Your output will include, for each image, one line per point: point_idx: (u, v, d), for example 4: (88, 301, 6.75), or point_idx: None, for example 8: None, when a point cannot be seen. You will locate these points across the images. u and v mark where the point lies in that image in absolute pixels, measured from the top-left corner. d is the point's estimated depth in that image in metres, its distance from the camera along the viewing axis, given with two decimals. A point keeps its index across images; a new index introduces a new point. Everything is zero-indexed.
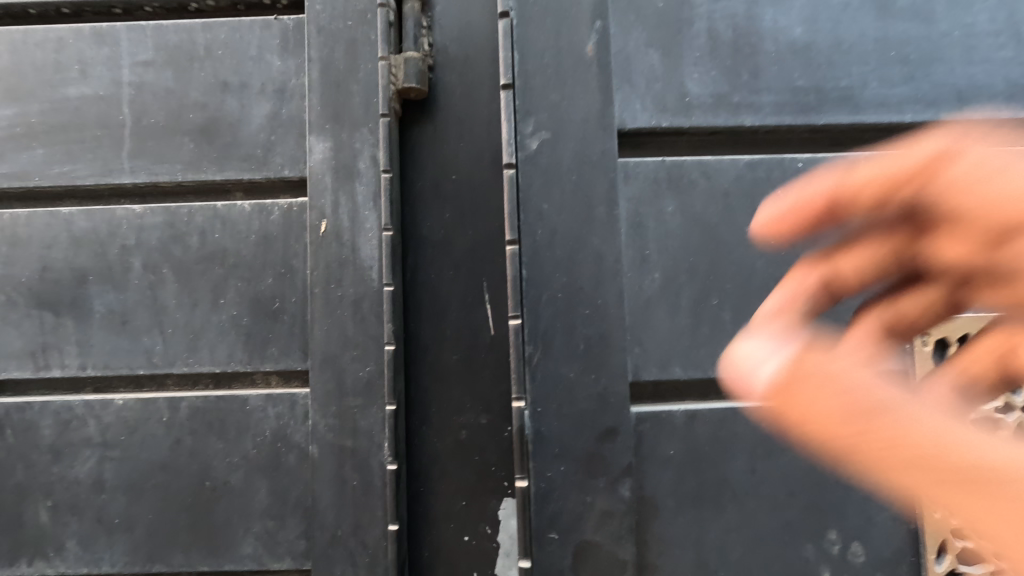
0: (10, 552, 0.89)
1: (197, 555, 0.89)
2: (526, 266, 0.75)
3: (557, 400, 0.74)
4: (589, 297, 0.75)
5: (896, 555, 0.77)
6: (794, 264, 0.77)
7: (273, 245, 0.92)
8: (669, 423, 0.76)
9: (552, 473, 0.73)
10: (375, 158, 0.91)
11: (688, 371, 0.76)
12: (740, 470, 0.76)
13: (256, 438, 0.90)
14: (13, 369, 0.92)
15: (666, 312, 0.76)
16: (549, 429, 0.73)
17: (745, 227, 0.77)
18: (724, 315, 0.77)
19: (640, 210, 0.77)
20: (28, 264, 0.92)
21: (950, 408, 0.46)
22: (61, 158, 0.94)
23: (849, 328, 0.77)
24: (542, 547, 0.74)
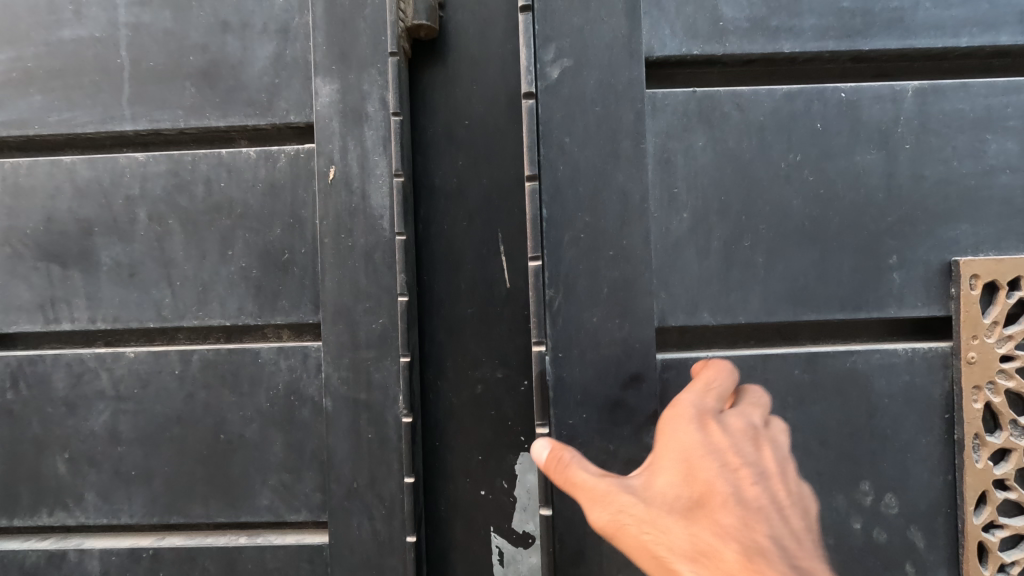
0: (31, 502, 0.90)
1: (215, 507, 0.89)
2: (547, 204, 0.73)
3: (579, 346, 0.73)
4: (613, 238, 0.73)
5: (933, 507, 0.77)
6: (834, 203, 0.75)
7: (281, 194, 0.89)
8: (695, 371, 0.76)
9: (575, 421, 0.73)
10: (385, 99, 0.86)
11: (717, 317, 0.76)
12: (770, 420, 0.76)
13: (270, 392, 0.89)
14: (24, 321, 0.91)
15: (695, 254, 0.75)
16: (571, 376, 0.73)
17: (783, 163, 0.75)
18: (757, 258, 0.75)
19: (668, 145, 0.74)
20: (32, 215, 0.90)
21: (690, 454, 0.63)
22: (60, 105, 0.90)
23: (891, 272, 0.75)
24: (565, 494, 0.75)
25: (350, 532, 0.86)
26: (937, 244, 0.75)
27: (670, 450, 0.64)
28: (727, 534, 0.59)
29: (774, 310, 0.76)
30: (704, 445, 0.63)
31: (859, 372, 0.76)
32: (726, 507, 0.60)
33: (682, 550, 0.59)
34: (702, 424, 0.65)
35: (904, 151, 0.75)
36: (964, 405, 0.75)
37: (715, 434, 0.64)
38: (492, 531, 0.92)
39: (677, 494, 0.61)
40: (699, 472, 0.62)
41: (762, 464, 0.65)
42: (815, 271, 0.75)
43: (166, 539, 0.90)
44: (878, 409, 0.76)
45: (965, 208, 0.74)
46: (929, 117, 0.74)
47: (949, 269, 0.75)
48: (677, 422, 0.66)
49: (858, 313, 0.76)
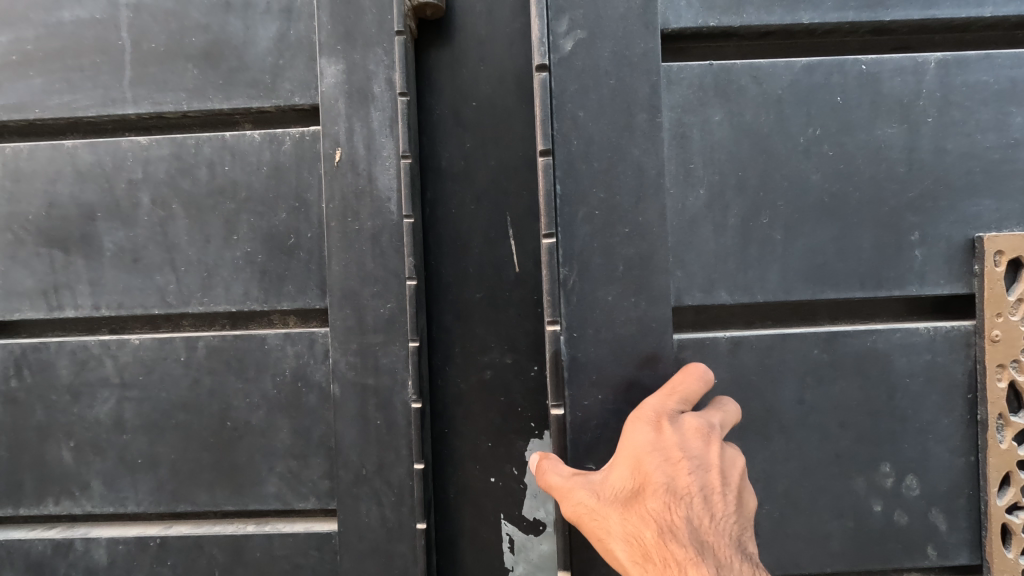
0: (36, 490, 0.89)
1: (223, 495, 0.88)
2: (562, 179, 0.73)
3: (594, 325, 0.74)
4: (630, 214, 0.74)
5: (953, 488, 0.77)
6: (855, 178, 0.75)
7: (286, 177, 0.87)
8: (712, 351, 0.77)
9: (589, 402, 0.74)
10: (391, 79, 0.84)
11: (734, 296, 0.76)
12: (789, 400, 0.77)
13: (276, 378, 0.88)
14: (27, 308, 0.89)
15: (712, 232, 0.76)
16: (586, 355, 0.74)
17: (801, 138, 0.76)
18: (776, 235, 0.76)
19: (684, 119, 0.75)
20: (34, 200, 0.89)
21: (639, 454, 0.64)
22: (61, 87, 0.89)
23: (913, 249, 0.76)
24: None
25: (359, 519, 0.85)
26: (960, 220, 0.75)
27: (623, 450, 0.66)
28: (653, 522, 0.62)
29: (793, 288, 0.76)
30: (653, 444, 0.65)
31: (880, 352, 0.77)
32: (659, 499, 0.62)
33: (618, 536, 0.63)
34: (656, 423, 0.66)
35: (925, 125, 0.75)
36: (987, 383, 0.75)
37: (666, 433, 0.65)
38: (502, 518, 0.91)
39: (621, 485, 0.64)
40: (645, 472, 0.63)
41: (706, 460, 0.64)
42: (834, 247, 0.76)
43: (173, 527, 0.89)
44: (897, 389, 0.77)
45: (988, 183, 0.75)
46: (952, 90, 0.75)
47: (973, 246, 0.75)
48: (634, 422, 0.67)
49: (878, 290, 0.76)
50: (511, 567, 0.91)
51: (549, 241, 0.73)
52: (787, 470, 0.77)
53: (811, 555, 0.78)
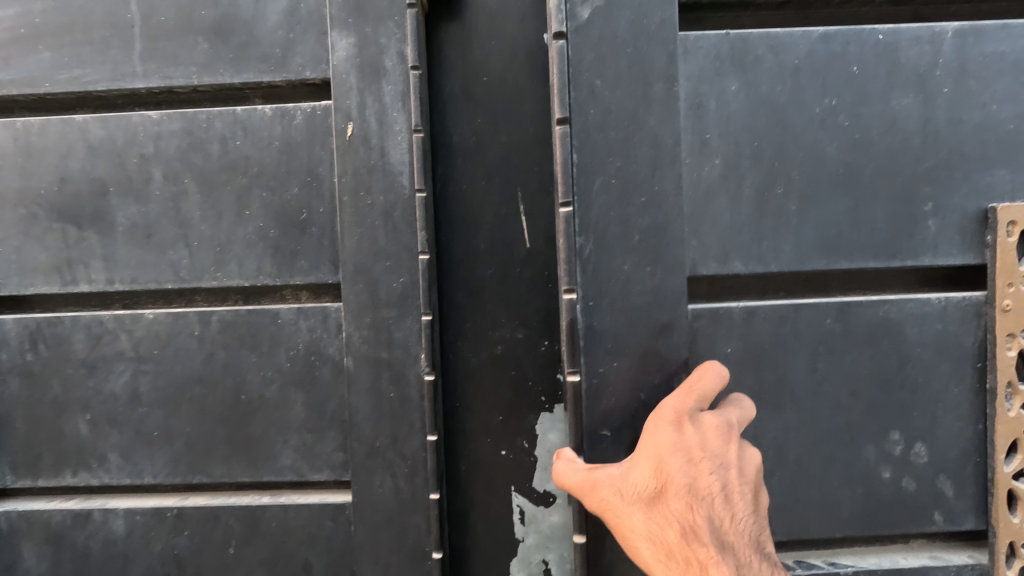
0: (54, 463, 0.90)
1: (238, 467, 0.89)
2: (578, 149, 0.74)
3: (610, 294, 0.75)
4: (645, 184, 0.75)
5: (959, 454, 0.80)
6: (870, 149, 0.77)
7: (298, 152, 0.87)
8: (727, 320, 0.79)
9: (604, 369, 0.75)
10: (403, 53, 0.84)
11: (748, 266, 0.78)
12: (800, 370, 0.79)
13: (290, 352, 0.88)
14: (41, 283, 0.90)
15: (727, 203, 0.77)
16: (601, 323, 0.75)
17: (817, 109, 0.77)
18: (790, 206, 0.78)
19: (701, 90, 0.77)
20: (46, 175, 0.89)
21: (658, 452, 0.66)
22: (70, 62, 0.88)
23: (925, 220, 0.78)
24: (594, 443, 0.76)
25: (373, 490, 0.86)
26: (973, 191, 0.77)
27: (645, 450, 0.68)
28: (676, 521, 0.64)
29: (806, 259, 0.78)
30: (675, 445, 0.66)
31: (891, 322, 0.79)
32: (681, 499, 0.64)
33: (642, 534, 0.65)
34: (677, 424, 0.67)
35: (941, 95, 0.76)
36: (997, 352, 0.77)
37: (687, 434, 0.67)
38: (513, 491, 0.92)
39: (645, 486, 0.66)
40: (667, 472, 0.65)
41: (726, 461, 0.66)
42: (848, 219, 0.78)
43: (190, 499, 0.90)
44: (909, 358, 0.79)
45: (1002, 154, 0.76)
46: (968, 61, 0.76)
47: (986, 216, 0.77)
48: (656, 424, 0.69)
49: (891, 262, 0.78)
50: (522, 538, 0.93)
51: (565, 211, 0.75)
52: (798, 437, 0.80)
53: (821, 522, 0.80)
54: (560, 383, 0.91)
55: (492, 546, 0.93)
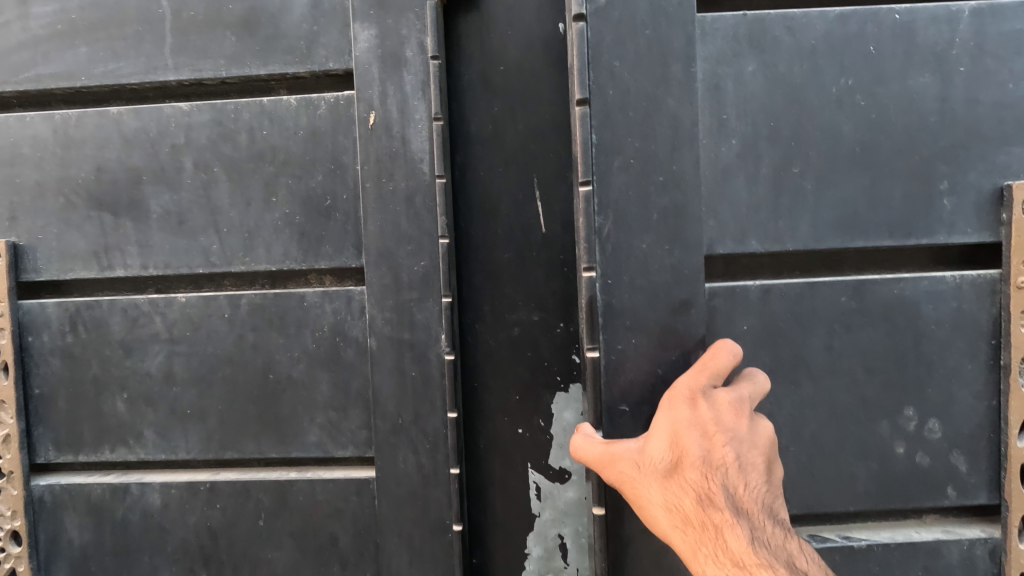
0: (94, 439, 0.95)
1: (268, 444, 0.93)
2: (597, 129, 0.77)
3: (629, 272, 0.78)
4: (664, 163, 0.78)
5: (973, 430, 0.82)
6: (885, 126, 0.79)
7: (322, 141, 0.91)
8: (743, 297, 0.81)
9: (623, 346, 0.78)
10: (423, 45, 0.87)
11: (765, 244, 0.81)
12: (815, 346, 0.82)
13: (316, 333, 0.92)
14: (79, 268, 0.94)
15: (744, 182, 0.80)
16: (619, 301, 0.78)
17: (834, 89, 0.79)
18: (807, 184, 0.80)
19: (718, 71, 0.79)
20: (84, 165, 0.93)
21: (673, 425, 0.69)
22: (105, 56, 0.92)
23: (941, 198, 0.80)
24: (614, 418, 0.78)
25: (397, 465, 0.90)
26: (989, 169, 0.79)
27: (661, 424, 0.70)
28: (692, 490, 0.67)
29: (823, 237, 0.81)
30: (690, 419, 0.69)
31: (905, 299, 0.81)
32: (696, 470, 0.67)
33: (659, 503, 0.68)
34: (691, 399, 0.70)
35: (958, 75, 0.78)
36: (1012, 329, 0.79)
37: (701, 409, 0.69)
38: (530, 468, 0.96)
39: (659, 457, 0.69)
40: (682, 444, 0.68)
41: (740, 433, 0.68)
42: (864, 197, 0.80)
43: (221, 474, 0.95)
44: (923, 335, 0.81)
45: (1020, 132, 0.78)
46: (985, 40, 0.78)
47: (1001, 195, 0.79)
48: (671, 400, 0.71)
49: (906, 239, 0.80)
50: (538, 513, 0.96)
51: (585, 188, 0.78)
52: (813, 412, 0.82)
53: (835, 494, 0.83)
54: (575, 363, 0.94)
55: (510, 521, 0.96)
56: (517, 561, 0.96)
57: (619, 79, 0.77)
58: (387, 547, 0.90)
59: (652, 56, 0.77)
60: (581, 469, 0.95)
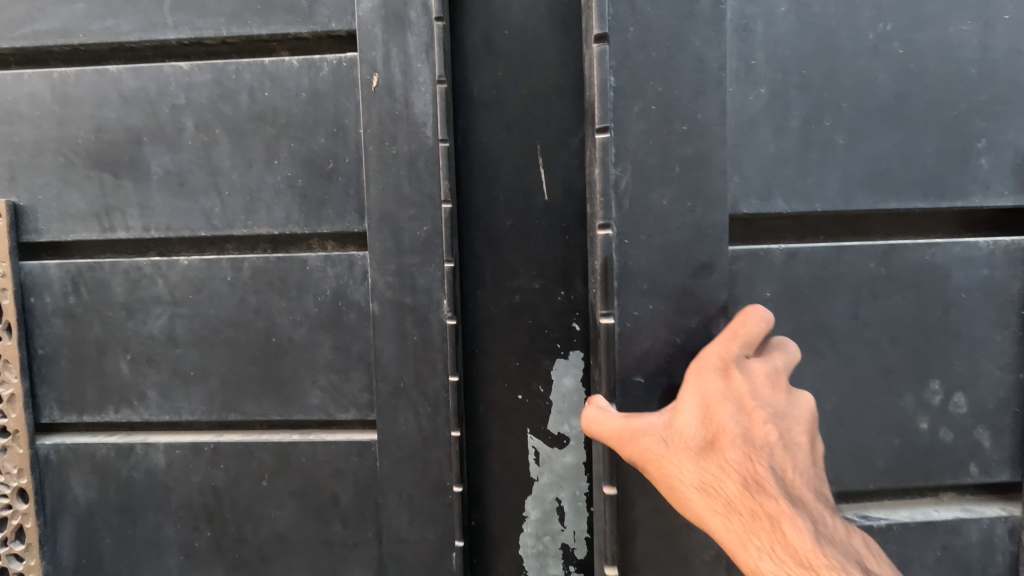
0: (98, 399, 0.96)
1: (270, 406, 0.94)
2: (614, 69, 0.77)
3: (646, 231, 0.79)
4: (687, 111, 0.78)
5: (998, 404, 0.84)
6: (922, 78, 0.81)
7: (325, 102, 0.90)
8: (766, 262, 0.83)
9: (638, 311, 0.79)
10: (427, 5, 0.86)
11: (791, 203, 0.83)
12: (840, 314, 0.83)
13: (317, 298, 0.92)
14: (80, 229, 0.94)
15: (773, 133, 0.82)
16: (636, 262, 0.79)
17: (870, 36, 0.81)
18: (838, 136, 0.82)
19: (748, 12, 0.80)
20: (83, 124, 0.92)
21: (705, 399, 0.70)
22: (103, 12, 0.91)
23: (978, 156, 0.82)
24: (626, 385, 0.79)
25: (397, 427, 0.91)
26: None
27: (691, 397, 0.71)
28: (729, 464, 0.67)
29: (852, 195, 0.83)
30: (723, 391, 0.70)
31: (935, 266, 0.83)
32: (733, 443, 0.67)
33: (695, 480, 0.68)
34: (723, 371, 0.71)
35: (1001, 23, 0.80)
36: None
37: (734, 379, 0.71)
38: (528, 433, 0.97)
39: (693, 435, 0.69)
40: (715, 416, 0.69)
41: (774, 404, 0.70)
42: (898, 155, 0.82)
43: (224, 435, 0.96)
44: (952, 304, 0.83)
45: None
46: None
47: None
48: (702, 373, 0.72)
49: (940, 202, 0.83)
50: (536, 477, 0.98)
51: (601, 137, 0.78)
52: (836, 384, 0.84)
53: (855, 472, 0.85)
54: (575, 330, 0.95)
55: (507, 484, 0.98)
56: (514, 524, 0.99)
57: (626, 39, 0.76)
58: (388, 507, 0.92)
59: (674, 16, 0.77)
60: (579, 435, 0.96)
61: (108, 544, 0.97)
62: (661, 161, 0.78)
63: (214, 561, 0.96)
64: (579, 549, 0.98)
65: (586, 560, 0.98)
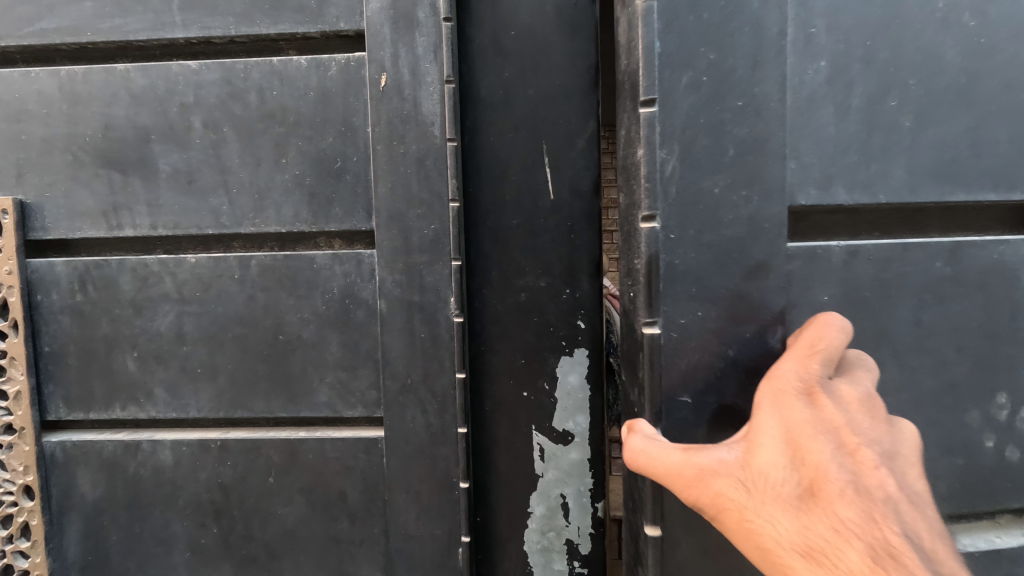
0: (105, 397, 0.96)
1: (278, 403, 0.95)
2: (662, 36, 0.76)
3: (697, 226, 0.78)
4: (744, 86, 0.77)
5: None
6: (994, 54, 0.78)
7: (333, 102, 0.91)
8: (825, 261, 0.81)
9: (686, 319, 0.79)
10: (435, 5, 0.87)
11: (854, 193, 0.80)
12: (904, 320, 0.82)
13: (326, 296, 0.93)
14: (88, 227, 0.94)
15: (835, 115, 0.79)
16: (683, 262, 0.79)
17: (940, 8, 0.78)
18: (905, 119, 0.79)
19: None
20: (91, 122, 0.92)
21: (791, 434, 0.64)
22: (112, 11, 0.91)
23: None
24: (671, 403, 0.79)
25: (405, 424, 0.92)
26: None
27: (773, 432, 0.65)
28: (831, 512, 0.61)
29: (918, 185, 0.81)
30: (811, 422, 0.64)
31: (1001, 266, 0.82)
32: (832, 485, 0.61)
33: (789, 530, 0.62)
34: (809, 399, 0.65)
35: None
36: None
37: (822, 408, 0.65)
38: (534, 430, 0.98)
39: (783, 478, 0.63)
40: (808, 455, 0.63)
41: (869, 438, 0.65)
42: (967, 141, 0.80)
43: (232, 433, 0.96)
44: (1019, 308, 0.82)
45: None
46: None
47: None
48: (783, 401, 0.66)
49: (1009, 193, 0.81)
50: (541, 474, 0.99)
51: (646, 110, 0.77)
52: (897, 397, 0.82)
53: None
54: (580, 328, 0.96)
55: (513, 481, 0.99)
56: (520, 520, 1.00)
57: (634, 42, 0.78)
58: (395, 503, 0.93)
59: (727, 1, 0.75)
60: (584, 431, 0.98)
61: (115, 541, 0.98)
62: (716, 146, 0.78)
63: (222, 557, 0.97)
64: (583, 544, 0.99)
65: (590, 555, 0.99)
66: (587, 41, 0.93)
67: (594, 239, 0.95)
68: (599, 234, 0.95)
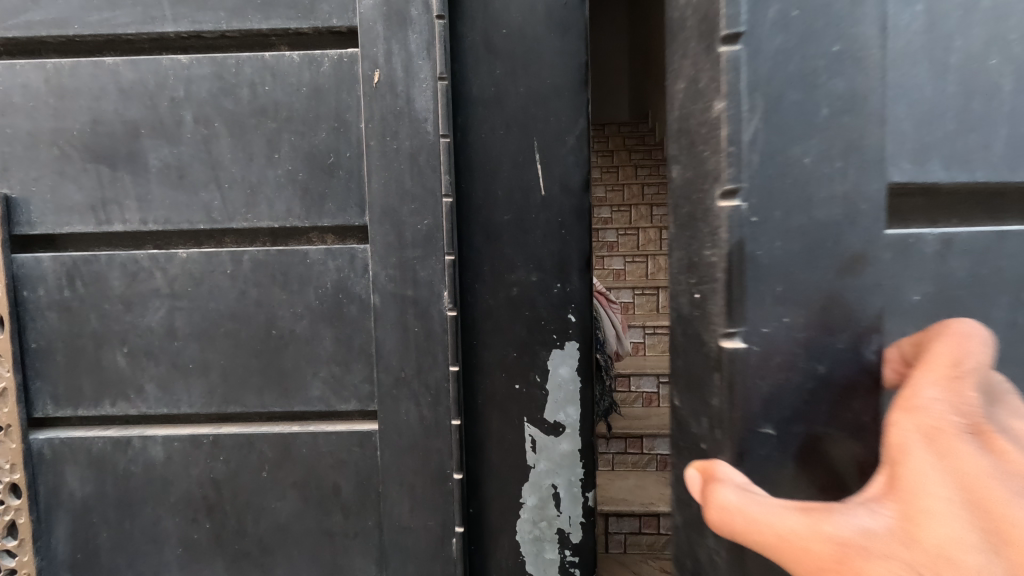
0: (95, 393, 0.96)
1: (271, 398, 0.95)
2: None
3: (785, 208, 0.59)
4: (842, 21, 0.58)
5: None
6: None
7: (326, 98, 0.91)
8: (919, 253, 0.63)
9: (769, 329, 0.60)
10: (428, 3, 0.88)
11: (947, 169, 0.64)
12: (996, 325, 0.66)
13: (319, 290, 0.94)
14: (76, 222, 0.93)
15: (930, 72, 0.62)
16: (768, 254, 0.60)
17: None
18: (1005, 78, 0.63)
19: None
20: (79, 116, 0.92)
21: (969, 495, 0.46)
22: (100, 4, 0.90)
23: None
24: (754, 438, 0.61)
25: (399, 417, 0.93)
26: None
27: (943, 491, 0.47)
28: None
29: (1015, 161, 0.66)
30: (992, 478, 0.47)
31: None
32: None
33: None
34: (979, 445, 0.49)
35: None
36: None
37: (1001, 455, 0.48)
38: (525, 422, 1.00)
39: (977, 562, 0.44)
40: (1005, 527, 0.44)
41: None
42: None
43: (224, 428, 0.96)
44: None
45: None
46: None
47: None
48: (945, 446, 0.49)
49: None
50: (533, 465, 1.00)
51: (726, 49, 0.58)
52: None
53: None
54: (571, 322, 0.98)
55: (505, 473, 1.01)
56: (512, 511, 1.01)
57: None
58: (389, 496, 0.94)
59: None
60: (575, 423, 0.99)
61: (105, 538, 0.97)
62: (805, 106, 0.58)
63: (215, 553, 0.97)
64: (574, 534, 1.01)
65: (581, 544, 1.01)
66: (577, 40, 0.95)
67: (585, 235, 0.97)
68: (589, 229, 0.97)
